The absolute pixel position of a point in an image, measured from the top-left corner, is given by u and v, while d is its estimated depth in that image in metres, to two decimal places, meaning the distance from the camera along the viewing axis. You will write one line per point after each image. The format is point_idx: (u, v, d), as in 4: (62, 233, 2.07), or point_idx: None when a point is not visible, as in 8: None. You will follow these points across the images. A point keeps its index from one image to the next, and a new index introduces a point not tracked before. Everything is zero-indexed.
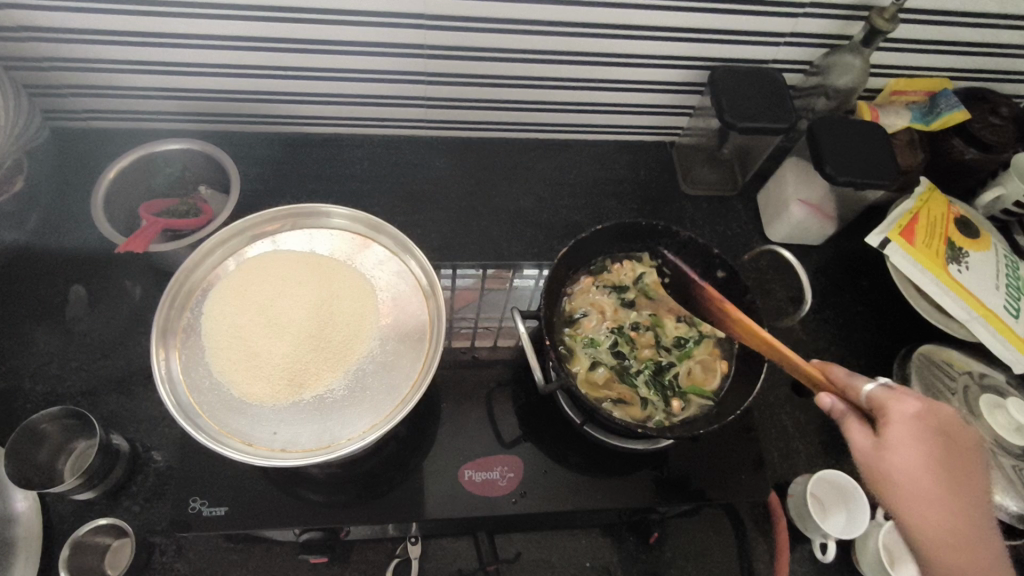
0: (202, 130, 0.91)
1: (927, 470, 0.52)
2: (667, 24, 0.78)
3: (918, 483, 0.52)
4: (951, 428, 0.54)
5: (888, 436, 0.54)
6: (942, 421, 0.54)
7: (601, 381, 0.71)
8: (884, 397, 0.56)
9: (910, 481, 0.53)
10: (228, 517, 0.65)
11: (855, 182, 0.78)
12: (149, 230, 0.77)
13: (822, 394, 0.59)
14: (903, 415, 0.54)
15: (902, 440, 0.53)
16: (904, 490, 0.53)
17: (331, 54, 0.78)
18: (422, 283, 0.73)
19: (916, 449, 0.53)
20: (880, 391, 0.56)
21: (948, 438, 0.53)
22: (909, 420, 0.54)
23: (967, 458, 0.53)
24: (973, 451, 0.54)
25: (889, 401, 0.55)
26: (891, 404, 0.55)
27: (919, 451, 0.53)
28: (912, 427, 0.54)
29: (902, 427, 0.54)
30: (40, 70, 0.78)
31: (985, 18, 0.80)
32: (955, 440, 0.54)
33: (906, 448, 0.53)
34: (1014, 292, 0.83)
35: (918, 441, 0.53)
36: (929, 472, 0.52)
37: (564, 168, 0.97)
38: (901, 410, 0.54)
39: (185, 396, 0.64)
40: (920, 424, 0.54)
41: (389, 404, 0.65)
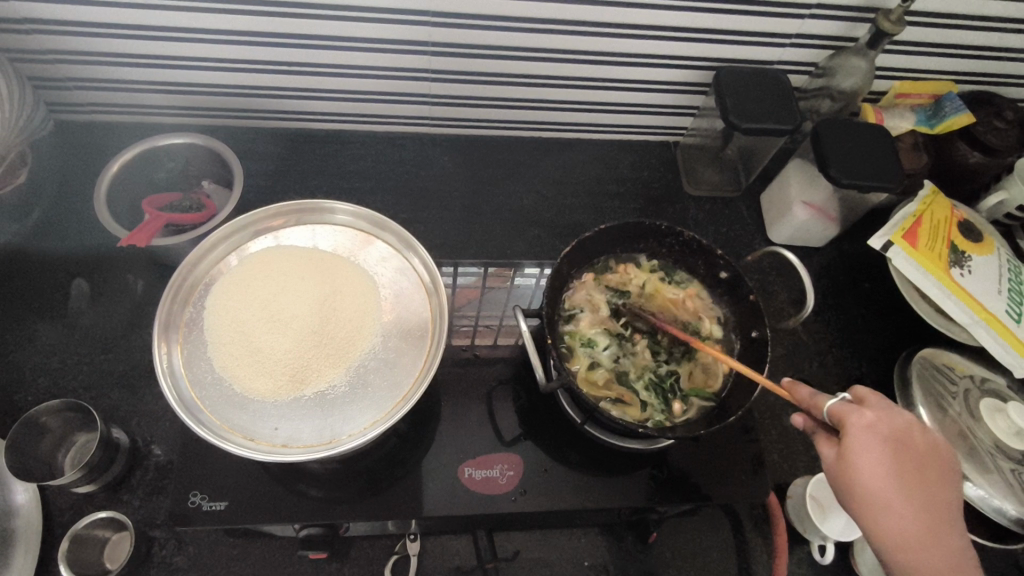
0: (205, 124, 0.91)
1: (887, 482, 0.51)
2: (673, 24, 0.78)
3: (880, 495, 0.51)
4: (908, 438, 0.53)
5: (847, 449, 0.53)
6: (898, 431, 0.53)
7: (600, 381, 0.71)
8: (841, 410, 0.55)
9: (871, 493, 0.52)
10: (228, 511, 0.65)
11: (859, 184, 0.78)
12: (153, 224, 0.77)
13: (792, 416, 0.58)
14: (860, 427, 0.53)
15: (861, 451, 0.52)
16: (866, 502, 0.52)
17: (335, 50, 0.78)
18: (424, 281, 0.73)
19: (874, 460, 0.52)
20: (838, 405, 0.55)
21: (905, 447, 0.52)
22: (867, 431, 0.53)
23: (929, 467, 0.53)
24: (937, 462, 0.53)
25: (846, 415, 0.54)
26: (848, 418, 0.54)
27: (877, 462, 0.52)
28: (869, 439, 0.53)
29: (860, 441, 0.53)
30: (44, 63, 0.78)
31: (991, 21, 0.80)
32: (914, 450, 0.53)
33: (867, 463, 0.52)
34: (1016, 297, 0.83)
35: (875, 453, 0.52)
36: (888, 483, 0.51)
37: (566, 167, 0.97)
38: (856, 422, 0.53)
39: (186, 391, 0.64)
40: (877, 434, 0.53)
41: (390, 401, 0.65)
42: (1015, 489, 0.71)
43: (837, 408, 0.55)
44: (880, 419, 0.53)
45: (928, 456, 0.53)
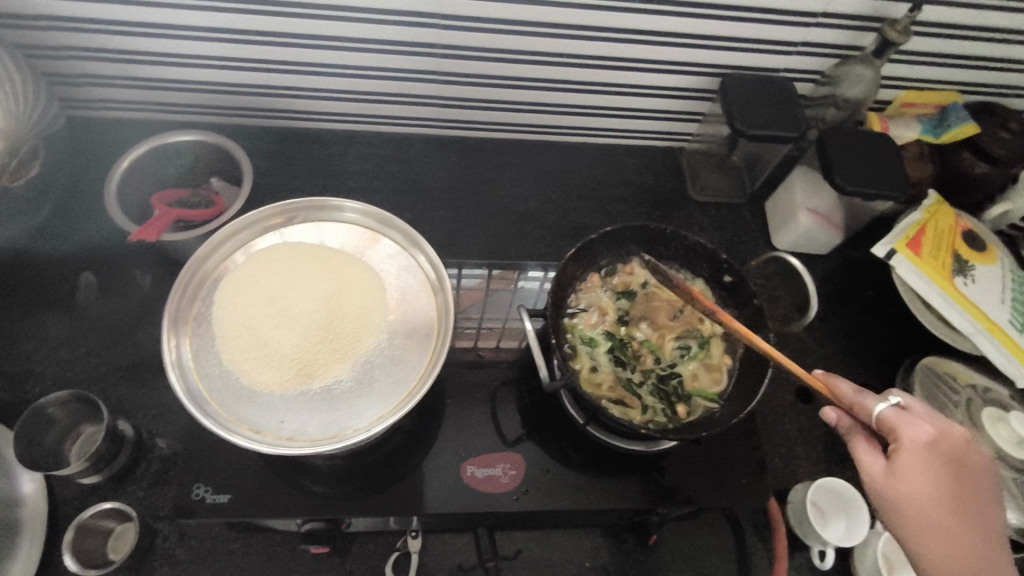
0: (215, 122, 0.92)
1: (939, 492, 0.52)
2: (680, 30, 0.79)
3: (929, 506, 0.52)
4: (966, 453, 0.53)
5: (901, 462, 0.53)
6: (955, 450, 0.53)
7: (603, 381, 0.72)
8: (894, 418, 0.55)
9: (924, 505, 0.52)
10: (231, 504, 0.66)
11: (863, 192, 0.78)
12: (162, 219, 0.79)
13: (824, 409, 0.60)
14: (916, 438, 0.53)
15: (914, 463, 0.53)
16: (921, 514, 0.52)
17: (346, 51, 0.79)
18: (431, 279, 0.74)
19: (927, 471, 0.52)
20: (892, 412, 0.55)
21: (962, 464, 0.53)
22: (920, 444, 0.53)
23: (978, 478, 0.53)
24: (990, 491, 0.54)
25: (900, 423, 0.55)
26: (899, 425, 0.54)
27: (926, 477, 0.52)
28: (921, 449, 0.53)
29: (913, 450, 0.53)
30: (58, 59, 0.79)
31: (997, 33, 0.80)
32: (970, 465, 0.53)
33: (914, 467, 0.52)
34: (1020, 307, 0.83)
35: (929, 467, 0.52)
36: (940, 491, 0.52)
37: (572, 171, 0.98)
38: (909, 432, 0.54)
39: (194, 382, 0.65)
40: (933, 445, 0.53)
41: (396, 396, 0.65)
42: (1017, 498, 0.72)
43: (890, 412, 0.55)
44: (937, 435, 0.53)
45: (982, 469, 0.54)
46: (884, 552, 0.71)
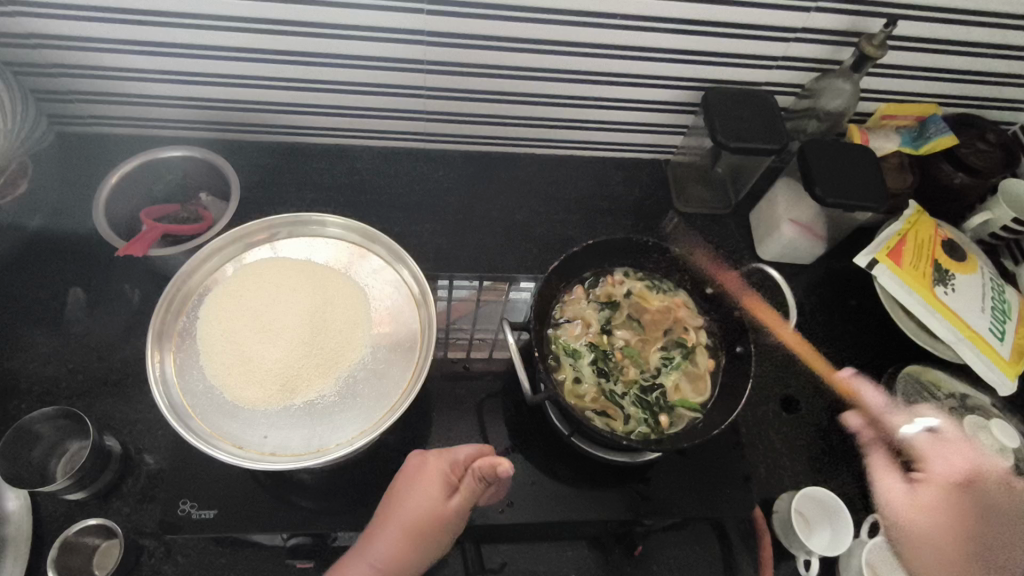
0: (205, 138, 0.93)
1: (950, 518, 0.68)
2: (662, 46, 0.80)
3: (940, 527, 0.68)
4: (973, 477, 0.71)
5: (923, 484, 0.72)
6: (973, 480, 0.71)
7: (586, 394, 0.72)
8: (923, 446, 0.75)
9: (934, 528, 0.68)
10: (217, 519, 0.66)
11: (843, 204, 0.79)
12: (150, 234, 0.79)
13: (846, 417, 0.83)
14: (939, 467, 0.72)
15: (933, 487, 0.71)
16: (929, 534, 0.68)
17: (335, 67, 0.80)
18: (415, 293, 0.75)
19: (942, 496, 0.70)
20: (927, 442, 0.75)
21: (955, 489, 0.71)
22: (937, 471, 0.72)
23: (993, 503, 0.70)
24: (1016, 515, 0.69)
25: (930, 454, 0.74)
26: (930, 457, 0.74)
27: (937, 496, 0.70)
28: (939, 476, 0.72)
29: (933, 477, 0.72)
30: (48, 76, 0.80)
31: (973, 47, 0.82)
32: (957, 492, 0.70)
33: (938, 499, 0.70)
34: (999, 315, 0.84)
35: (949, 499, 0.70)
36: (955, 522, 0.68)
37: (560, 183, 0.99)
38: (936, 464, 0.73)
39: (178, 398, 0.65)
40: (949, 474, 0.72)
41: (379, 411, 0.66)
42: None
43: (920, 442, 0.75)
44: (961, 464, 0.73)
45: (997, 497, 0.70)
46: (869, 560, 0.70)
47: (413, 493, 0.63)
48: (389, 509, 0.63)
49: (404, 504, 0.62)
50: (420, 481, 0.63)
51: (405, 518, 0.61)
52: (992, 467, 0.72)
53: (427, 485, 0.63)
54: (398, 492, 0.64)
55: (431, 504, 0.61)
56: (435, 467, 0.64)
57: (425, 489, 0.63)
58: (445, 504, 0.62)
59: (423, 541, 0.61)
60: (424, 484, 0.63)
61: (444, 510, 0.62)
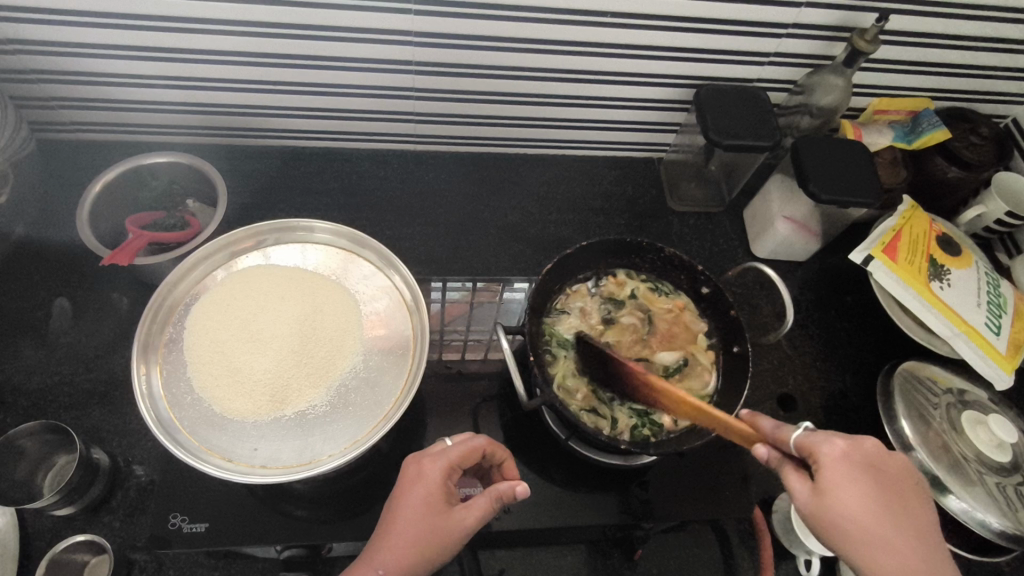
0: (191, 143, 0.91)
1: (871, 514, 0.52)
2: (653, 43, 0.79)
3: (872, 525, 0.51)
4: (881, 458, 0.55)
5: (824, 480, 0.53)
6: (869, 457, 0.54)
7: (578, 388, 0.71)
8: (809, 441, 0.56)
9: (864, 525, 0.52)
10: (208, 533, 0.65)
11: (838, 200, 0.79)
12: (135, 243, 0.77)
13: (756, 448, 0.57)
14: (831, 455, 0.54)
15: (838, 479, 0.53)
16: (860, 529, 0.52)
17: (324, 69, 0.79)
18: (407, 299, 0.74)
19: (855, 488, 0.52)
20: (806, 435, 0.56)
21: (880, 471, 0.54)
22: (836, 458, 0.54)
23: (905, 485, 0.54)
24: (914, 486, 0.55)
25: (818, 445, 0.55)
26: (819, 447, 0.55)
27: (855, 490, 0.52)
28: (842, 467, 0.53)
29: (834, 469, 0.53)
30: (28, 83, 0.78)
31: (964, 41, 0.81)
32: (888, 472, 0.54)
33: (841, 490, 0.52)
34: (995, 309, 0.84)
35: (851, 482, 0.53)
36: (874, 508, 0.52)
37: (552, 183, 0.98)
38: (828, 452, 0.54)
39: (165, 412, 0.64)
40: (846, 464, 0.53)
41: (371, 421, 0.65)
42: (1000, 503, 0.72)
43: (807, 438, 0.55)
44: (851, 448, 0.54)
45: (905, 475, 0.55)
46: None
47: (412, 497, 0.59)
48: (389, 516, 0.58)
49: (413, 500, 0.59)
50: (419, 485, 0.59)
51: (410, 528, 0.57)
52: (872, 441, 0.56)
53: (433, 481, 0.59)
54: (397, 497, 0.60)
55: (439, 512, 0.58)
56: (444, 456, 0.61)
57: (427, 492, 0.59)
58: (457, 517, 0.58)
59: (431, 550, 0.57)
60: (421, 487, 0.59)
61: (453, 523, 0.58)
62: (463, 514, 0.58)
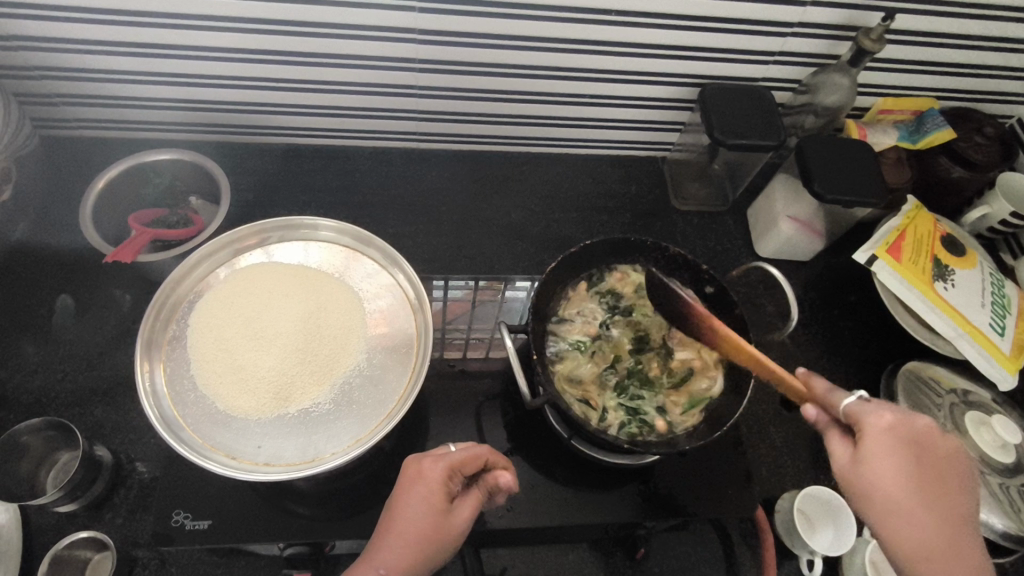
0: (193, 140, 0.91)
1: (905, 488, 0.53)
2: (659, 41, 0.79)
3: (905, 495, 0.52)
4: (931, 437, 0.55)
5: (865, 446, 0.54)
6: (916, 434, 0.54)
7: (586, 387, 0.72)
8: (859, 409, 0.56)
9: (894, 497, 0.52)
10: (211, 530, 0.65)
11: (843, 199, 0.78)
12: (138, 240, 0.77)
13: (805, 410, 0.60)
14: (876, 426, 0.55)
15: (879, 449, 0.54)
16: (889, 500, 0.53)
17: (326, 66, 0.79)
18: (411, 297, 0.74)
19: (895, 459, 0.53)
20: (856, 403, 0.57)
21: (925, 449, 0.54)
22: (881, 429, 0.54)
23: (949, 470, 0.54)
24: (958, 473, 0.55)
25: (865, 414, 0.55)
26: (865, 417, 0.55)
27: (893, 463, 0.53)
28: (886, 438, 0.54)
29: (876, 439, 0.54)
30: (30, 79, 0.78)
31: (971, 40, 0.81)
32: (934, 451, 0.54)
33: (879, 460, 0.53)
34: (1000, 310, 0.83)
35: (892, 454, 0.53)
36: (910, 483, 0.53)
37: (554, 181, 0.98)
38: (874, 423, 0.55)
39: (169, 410, 0.64)
40: (891, 436, 0.54)
41: (375, 419, 0.65)
42: (1001, 502, 0.72)
43: (858, 404, 0.56)
44: (898, 422, 0.55)
45: (951, 460, 0.55)
46: (872, 559, 0.70)
47: (412, 499, 0.58)
48: (390, 516, 0.58)
49: (412, 502, 0.58)
50: (419, 488, 0.59)
51: (410, 529, 0.57)
52: (925, 421, 0.56)
53: (433, 484, 0.59)
54: (397, 500, 0.59)
55: (439, 514, 0.58)
56: (444, 459, 0.60)
57: (427, 495, 0.58)
58: (455, 518, 0.59)
59: (431, 551, 0.57)
60: (421, 490, 0.59)
61: (452, 524, 0.58)
62: (461, 512, 0.59)
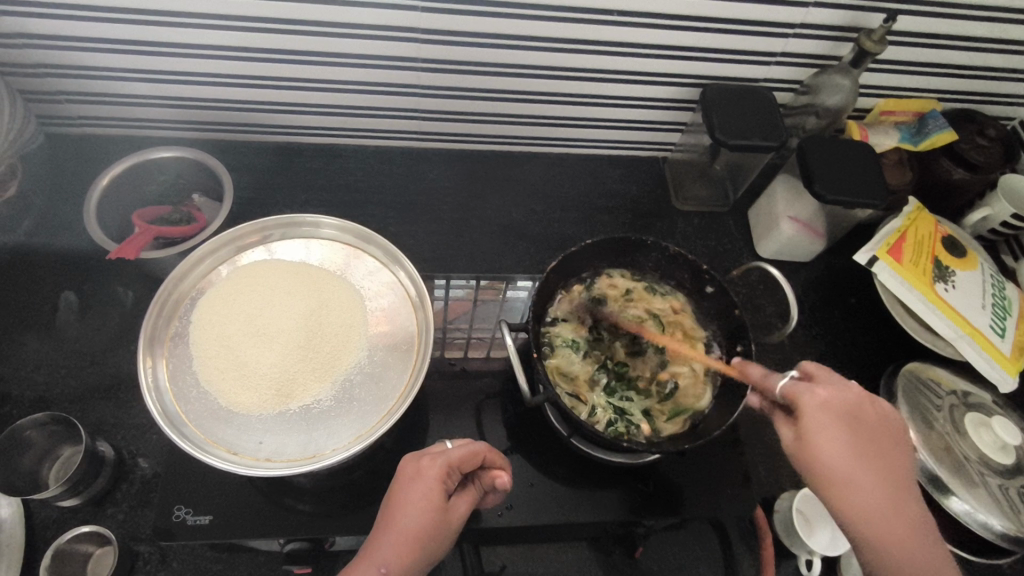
0: (197, 138, 0.92)
1: (848, 460, 0.54)
2: (661, 42, 0.79)
3: (850, 467, 0.53)
4: (861, 406, 0.56)
5: (805, 424, 0.55)
6: (850, 406, 0.56)
7: (580, 385, 0.71)
8: (794, 390, 0.57)
9: (838, 470, 0.53)
10: (212, 525, 0.65)
11: (844, 201, 0.79)
12: (141, 237, 0.78)
13: (747, 397, 0.65)
14: (812, 403, 0.56)
15: (818, 425, 0.55)
16: (834, 474, 0.54)
17: (329, 65, 0.79)
18: (411, 295, 0.74)
19: (833, 432, 0.54)
20: (790, 384, 0.58)
21: (859, 419, 0.55)
22: (817, 405, 0.56)
23: (885, 435, 0.56)
24: (892, 436, 0.57)
25: (800, 393, 0.57)
26: (801, 396, 0.56)
27: (832, 436, 0.54)
28: (823, 412, 0.55)
29: (813, 416, 0.55)
30: (36, 77, 0.79)
31: (973, 42, 0.81)
32: (867, 419, 0.56)
33: (820, 436, 0.54)
34: (1000, 311, 0.83)
35: (830, 429, 0.55)
36: (851, 454, 0.54)
37: (556, 181, 0.98)
38: (810, 400, 0.56)
39: (171, 405, 0.64)
40: (825, 409, 0.55)
41: (375, 416, 0.65)
42: (1001, 503, 0.72)
43: (790, 386, 0.57)
44: (832, 396, 0.56)
45: (885, 425, 0.57)
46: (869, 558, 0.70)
47: (413, 497, 0.58)
48: (389, 512, 0.58)
49: (413, 501, 0.58)
50: (420, 486, 0.59)
51: (410, 527, 0.57)
52: (855, 391, 0.57)
53: (433, 482, 0.59)
54: (398, 498, 0.59)
55: (438, 512, 0.58)
56: (444, 457, 0.60)
57: (427, 493, 0.58)
58: (452, 515, 0.60)
59: (431, 548, 0.58)
60: (421, 488, 0.59)
61: (450, 522, 0.59)
62: (458, 508, 0.60)
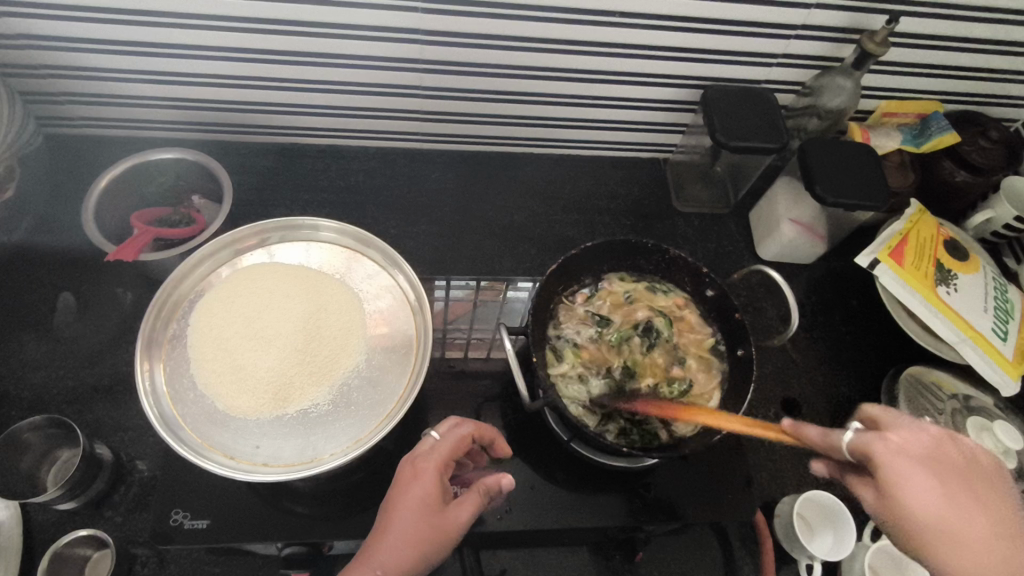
0: (196, 139, 0.91)
1: (945, 512, 0.48)
2: (661, 43, 0.79)
3: (953, 519, 0.48)
4: (945, 449, 0.51)
5: (885, 474, 0.50)
6: (932, 450, 0.51)
7: (580, 390, 0.71)
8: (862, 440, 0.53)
9: (940, 525, 0.48)
10: (210, 529, 0.65)
11: (845, 203, 0.78)
12: (140, 238, 0.78)
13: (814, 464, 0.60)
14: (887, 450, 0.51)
15: (900, 473, 0.50)
16: (938, 530, 0.48)
17: (328, 66, 0.79)
18: (410, 298, 0.74)
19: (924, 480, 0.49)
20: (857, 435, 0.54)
21: (944, 461, 0.51)
22: (895, 452, 0.51)
23: (983, 480, 0.51)
24: (989, 479, 0.51)
25: (870, 442, 0.52)
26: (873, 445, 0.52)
27: (923, 485, 0.49)
28: (901, 459, 0.50)
29: (893, 464, 0.50)
30: (35, 78, 0.78)
31: (975, 43, 0.81)
32: (951, 460, 0.51)
33: (908, 486, 0.49)
34: (1002, 315, 0.83)
35: (916, 475, 0.50)
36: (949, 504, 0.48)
37: (557, 182, 0.98)
38: (882, 449, 0.51)
39: (168, 408, 0.64)
40: (904, 456, 0.51)
41: (373, 420, 0.65)
42: None
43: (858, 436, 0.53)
44: (906, 441, 0.52)
45: (981, 470, 0.51)
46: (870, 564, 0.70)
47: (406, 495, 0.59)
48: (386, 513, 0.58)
49: (407, 499, 0.58)
50: (412, 482, 0.59)
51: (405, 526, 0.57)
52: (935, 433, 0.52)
53: (426, 478, 0.59)
54: (392, 498, 0.59)
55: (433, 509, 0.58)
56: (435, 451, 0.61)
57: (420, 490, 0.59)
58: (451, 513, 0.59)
59: (430, 548, 0.57)
60: (415, 485, 0.59)
61: (450, 520, 0.59)
62: (459, 509, 0.59)
